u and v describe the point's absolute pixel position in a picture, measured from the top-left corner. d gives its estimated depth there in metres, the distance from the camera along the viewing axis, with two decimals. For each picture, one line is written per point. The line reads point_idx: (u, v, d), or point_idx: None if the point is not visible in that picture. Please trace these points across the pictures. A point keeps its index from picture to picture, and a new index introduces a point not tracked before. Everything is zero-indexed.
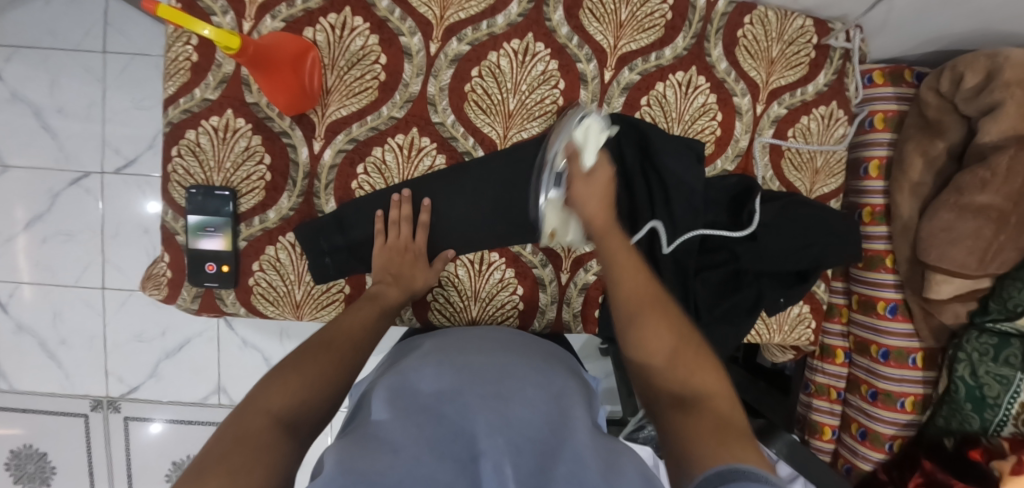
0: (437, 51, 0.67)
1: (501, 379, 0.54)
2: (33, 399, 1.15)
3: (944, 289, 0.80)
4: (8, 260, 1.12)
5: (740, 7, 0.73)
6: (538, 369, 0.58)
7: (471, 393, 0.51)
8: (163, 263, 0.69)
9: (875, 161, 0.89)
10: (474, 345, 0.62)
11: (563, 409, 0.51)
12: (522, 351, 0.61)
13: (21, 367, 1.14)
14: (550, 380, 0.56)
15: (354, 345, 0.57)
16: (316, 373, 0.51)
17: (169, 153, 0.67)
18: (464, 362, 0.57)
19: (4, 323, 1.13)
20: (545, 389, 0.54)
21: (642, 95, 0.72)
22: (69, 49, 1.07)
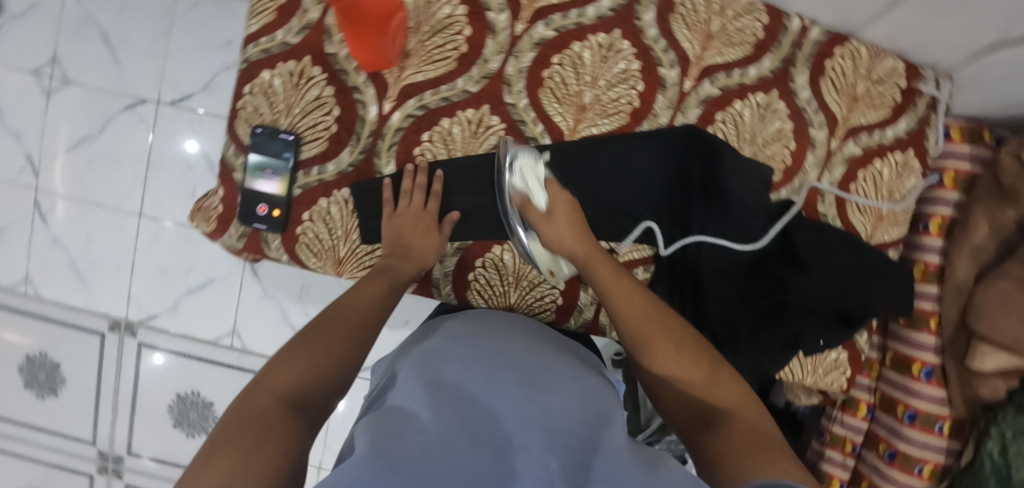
0: (522, 32, 0.67)
1: (524, 375, 0.53)
2: (56, 310, 1.17)
3: (988, 362, 0.78)
4: (54, 172, 1.14)
5: (833, 37, 0.72)
6: (565, 368, 0.58)
7: (502, 385, 0.51)
8: (216, 197, 0.69)
9: (937, 218, 0.86)
10: (499, 336, 0.62)
11: (594, 410, 0.51)
12: (551, 353, 0.61)
13: (50, 277, 1.16)
14: (577, 379, 0.56)
15: (366, 317, 0.56)
16: (325, 350, 0.51)
17: (241, 90, 0.67)
18: (488, 355, 0.56)
19: (41, 233, 1.16)
20: (573, 387, 0.54)
21: (718, 110, 0.70)
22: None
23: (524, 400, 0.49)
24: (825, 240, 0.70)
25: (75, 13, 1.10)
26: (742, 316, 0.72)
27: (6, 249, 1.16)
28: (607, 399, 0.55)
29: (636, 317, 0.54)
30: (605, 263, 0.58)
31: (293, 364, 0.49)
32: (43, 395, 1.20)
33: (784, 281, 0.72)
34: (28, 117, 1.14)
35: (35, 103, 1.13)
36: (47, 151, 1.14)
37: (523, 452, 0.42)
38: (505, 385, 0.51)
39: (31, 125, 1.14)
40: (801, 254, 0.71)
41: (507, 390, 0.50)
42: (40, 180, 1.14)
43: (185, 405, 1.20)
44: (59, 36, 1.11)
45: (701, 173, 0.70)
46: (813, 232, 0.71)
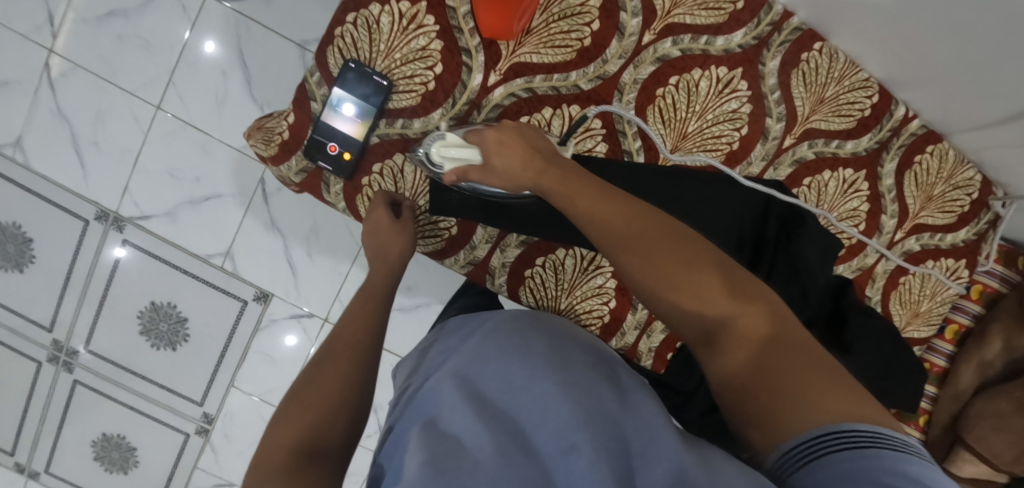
0: (648, 43, 0.64)
1: (553, 353, 0.48)
2: (42, 184, 1.07)
3: (965, 468, 0.83)
4: (73, 35, 1.03)
5: (928, 133, 0.73)
6: (596, 356, 0.52)
7: (535, 381, 0.44)
8: (285, 122, 0.64)
9: (954, 325, 0.89)
10: (525, 317, 0.56)
11: (641, 403, 0.46)
12: (583, 341, 0.54)
13: (44, 148, 1.07)
14: (612, 369, 0.51)
15: (363, 347, 0.55)
16: (330, 384, 0.50)
17: (343, 17, 0.62)
18: (510, 333, 0.51)
19: (44, 99, 1.05)
20: (607, 376, 0.49)
21: (808, 175, 0.70)
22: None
23: (558, 381, 0.44)
24: (868, 326, 0.72)
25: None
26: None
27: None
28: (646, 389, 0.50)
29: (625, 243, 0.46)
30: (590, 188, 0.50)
31: (304, 407, 0.48)
32: (6, 268, 1.11)
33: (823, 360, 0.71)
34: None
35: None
36: (70, 11, 1.03)
37: (573, 452, 0.38)
38: (534, 367, 0.45)
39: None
40: (847, 336, 0.70)
41: (540, 371, 0.45)
42: (57, 42, 1.04)
43: (157, 315, 1.13)
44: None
45: (775, 231, 0.69)
46: (861, 314, 0.72)
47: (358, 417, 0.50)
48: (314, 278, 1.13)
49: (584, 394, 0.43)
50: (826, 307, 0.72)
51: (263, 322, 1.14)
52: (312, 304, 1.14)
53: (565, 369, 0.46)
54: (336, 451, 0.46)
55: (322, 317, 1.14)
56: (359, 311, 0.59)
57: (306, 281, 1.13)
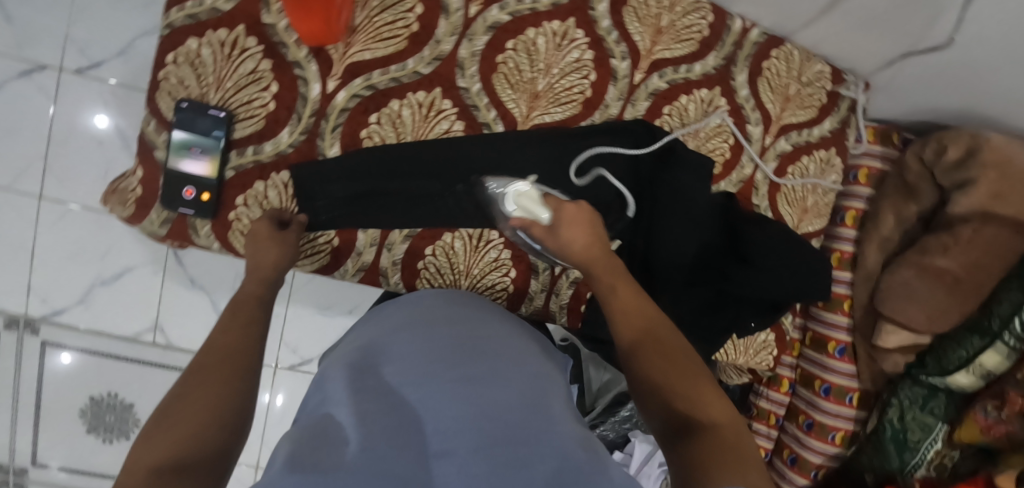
0: (477, 14, 0.65)
1: (465, 351, 0.50)
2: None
3: (890, 339, 0.89)
4: None
5: (771, 39, 0.76)
6: (511, 346, 0.54)
7: (440, 378, 0.46)
8: (134, 177, 0.61)
9: (852, 211, 0.94)
10: (446, 314, 0.57)
11: (535, 388, 0.48)
12: (492, 334, 0.56)
13: None
14: (525, 359, 0.53)
15: (243, 359, 0.47)
16: (208, 394, 0.41)
17: (163, 58, 0.59)
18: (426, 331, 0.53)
19: None
20: (511, 365, 0.51)
21: (666, 103, 0.72)
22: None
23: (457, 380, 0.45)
24: (762, 232, 0.75)
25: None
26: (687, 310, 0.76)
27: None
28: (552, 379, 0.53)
29: (628, 332, 0.50)
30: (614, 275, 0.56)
31: (181, 419, 0.38)
32: None
33: (726, 273, 0.75)
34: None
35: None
36: None
37: (452, 449, 0.39)
38: (439, 366, 0.47)
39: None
40: (743, 247, 0.75)
41: (445, 370, 0.46)
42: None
43: (100, 409, 1.09)
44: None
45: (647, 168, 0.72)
46: (751, 223, 0.75)
47: (239, 436, 0.41)
48: None
49: (482, 388, 0.45)
50: (717, 225, 0.75)
51: None
52: None
53: (469, 366, 0.48)
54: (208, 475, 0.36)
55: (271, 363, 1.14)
56: (231, 327, 0.51)
57: None
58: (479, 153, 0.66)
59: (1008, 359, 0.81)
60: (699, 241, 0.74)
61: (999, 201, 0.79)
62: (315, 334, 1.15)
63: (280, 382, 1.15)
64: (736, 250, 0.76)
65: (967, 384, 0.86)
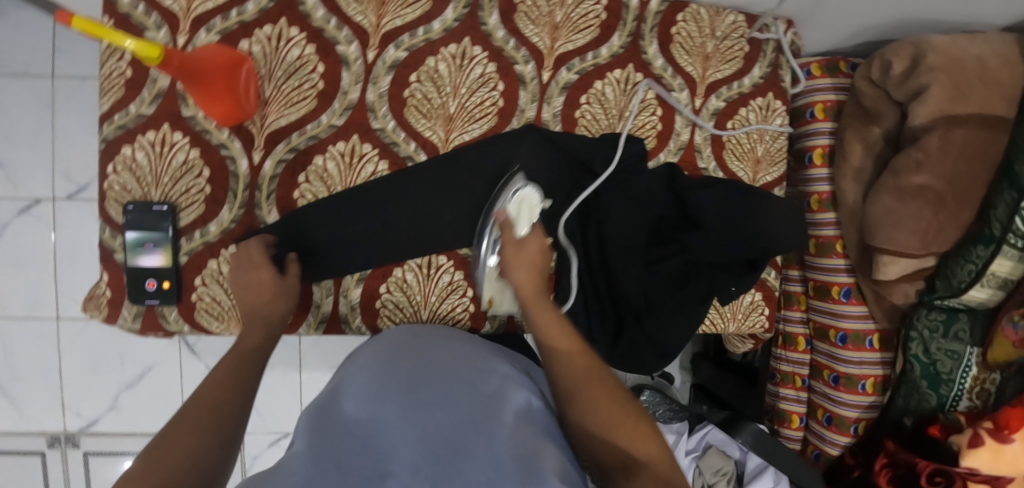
0: (374, 59, 0.68)
1: (422, 377, 0.51)
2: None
3: (891, 271, 0.83)
4: None
5: (673, 5, 0.75)
6: (470, 367, 0.55)
7: (388, 404, 0.47)
8: (102, 282, 0.65)
9: (817, 150, 0.91)
10: (410, 344, 0.58)
11: (484, 404, 0.49)
12: (452, 356, 0.57)
13: None
14: (484, 379, 0.53)
15: (234, 404, 0.46)
16: (180, 451, 0.40)
17: (105, 170, 0.64)
18: (386, 361, 0.54)
19: None
20: (465, 383, 0.51)
21: (581, 93, 0.73)
22: (13, 72, 0.95)
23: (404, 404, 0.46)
24: (709, 192, 0.73)
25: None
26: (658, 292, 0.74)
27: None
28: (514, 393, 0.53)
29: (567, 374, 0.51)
30: (549, 317, 0.57)
31: (157, 468, 0.38)
32: None
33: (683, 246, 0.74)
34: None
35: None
36: None
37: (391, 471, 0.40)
38: (393, 394, 0.48)
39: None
40: (692, 212, 0.73)
41: (397, 397, 0.47)
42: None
43: None
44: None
45: (576, 159, 0.72)
46: (697, 186, 0.73)
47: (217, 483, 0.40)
48: (271, 399, 1.15)
49: (428, 412, 0.46)
50: (666, 198, 0.75)
51: (247, 461, 1.17)
52: (282, 423, 1.17)
53: (418, 390, 0.49)
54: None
55: None
56: (227, 370, 0.50)
57: (266, 405, 1.15)
58: (407, 186, 0.69)
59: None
60: (650, 219, 0.74)
61: (959, 102, 0.75)
62: None
63: None
64: (689, 218, 0.74)
65: (986, 298, 0.80)
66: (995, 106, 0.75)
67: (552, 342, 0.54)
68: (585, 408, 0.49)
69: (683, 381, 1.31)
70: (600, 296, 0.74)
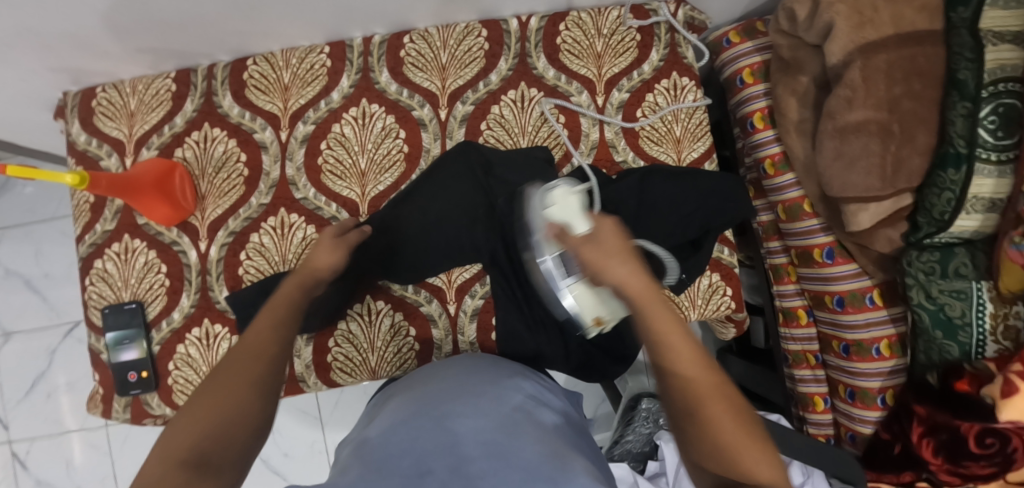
0: (287, 138, 0.75)
1: (454, 396, 0.53)
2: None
3: (863, 219, 0.76)
4: (18, 419, 1.19)
5: (554, 18, 0.78)
6: (498, 383, 0.57)
7: (420, 416, 0.49)
8: (95, 381, 0.75)
9: (756, 113, 0.88)
10: (442, 370, 0.61)
11: (512, 417, 0.50)
12: (481, 376, 0.59)
13: None
14: (512, 397, 0.55)
15: (279, 337, 0.53)
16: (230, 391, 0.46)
17: (84, 283, 0.75)
18: (415, 389, 0.57)
19: (26, 479, 1.19)
20: (495, 398, 0.53)
21: (480, 121, 0.76)
22: (44, 218, 1.19)
23: (435, 417, 0.49)
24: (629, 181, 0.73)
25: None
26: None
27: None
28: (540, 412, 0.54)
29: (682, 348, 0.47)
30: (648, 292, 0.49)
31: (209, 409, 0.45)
32: None
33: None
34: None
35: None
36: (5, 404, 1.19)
37: (427, 473, 0.41)
38: (430, 411, 0.50)
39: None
40: (608, 209, 0.73)
41: (432, 414, 0.49)
42: (10, 432, 1.19)
43: None
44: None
45: (486, 180, 0.74)
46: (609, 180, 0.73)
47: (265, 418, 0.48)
48: (301, 471, 1.22)
49: (457, 420, 0.48)
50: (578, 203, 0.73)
51: None
52: None
53: (451, 405, 0.51)
54: (227, 479, 0.42)
55: None
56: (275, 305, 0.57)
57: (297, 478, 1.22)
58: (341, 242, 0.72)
59: (1005, 178, 0.66)
60: None
61: (868, 28, 0.71)
62: None
63: None
64: (605, 214, 0.73)
65: (979, 226, 0.69)
66: (917, 20, 0.70)
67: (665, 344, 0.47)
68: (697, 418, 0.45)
69: None
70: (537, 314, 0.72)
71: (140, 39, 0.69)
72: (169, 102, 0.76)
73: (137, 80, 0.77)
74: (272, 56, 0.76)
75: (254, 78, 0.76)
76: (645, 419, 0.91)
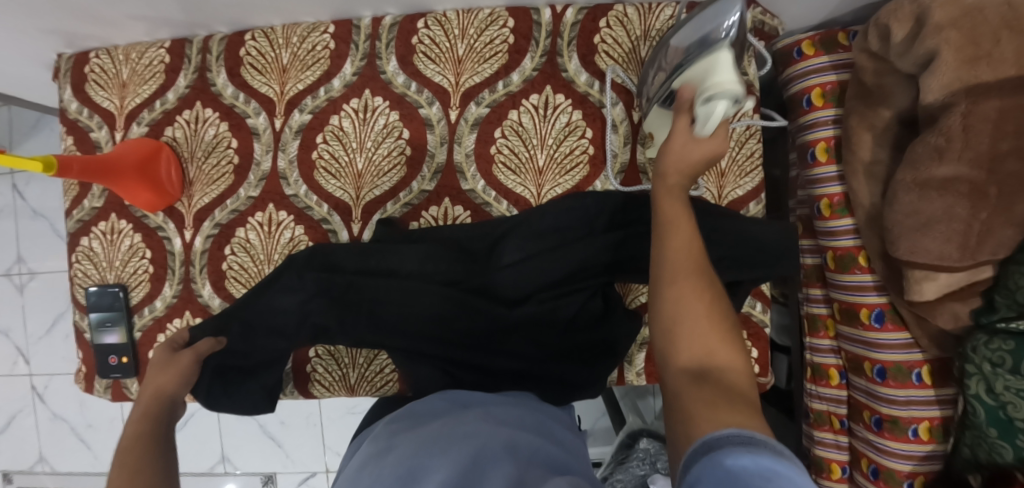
0: (282, 126, 0.69)
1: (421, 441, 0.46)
2: (69, 479, 1.26)
3: (928, 289, 0.65)
4: (39, 354, 1.24)
5: (593, 12, 0.67)
6: (477, 421, 0.50)
7: (383, 475, 0.42)
8: (78, 358, 0.73)
9: (821, 143, 0.75)
10: (419, 407, 0.55)
11: (483, 459, 0.43)
12: (462, 416, 0.51)
13: (59, 450, 1.25)
14: (483, 429, 0.48)
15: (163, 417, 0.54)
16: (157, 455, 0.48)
17: (70, 260, 0.72)
18: (386, 438, 0.49)
19: (43, 411, 1.25)
20: (471, 438, 0.46)
21: (494, 128, 0.67)
22: None
23: (400, 474, 0.42)
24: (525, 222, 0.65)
25: (22, 213, 1.22)
26: (524, 360, 0.63)
27: (18, 438, 1.27)
28: (511, 444, 0.47)
29: (676, 248, 0.43)
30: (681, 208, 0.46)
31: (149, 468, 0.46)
32: None
33: (503, 296, 0.64)
34: (7, 315, 1.24)
35: (10, 298, 1.24)
36: (27, 339, 1.24)
37: None
38: (392, 460, 0.44)
39: (11, 321, 1.24)
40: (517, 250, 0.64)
41: (394, 464, 0.44)
42: (31, 366, 1.24)
43: None
44: (17, 236, 1.22)
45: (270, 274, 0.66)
46: (515, 225, 0.65)
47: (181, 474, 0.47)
48: (296, 441, 1.24)
49: (424, 479, 0.41)
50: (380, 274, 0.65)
51: None
52: (308, 463, 1.24)
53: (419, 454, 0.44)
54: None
55: (321, 469, 1.24)
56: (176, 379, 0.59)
57: (292, 447, 1.24)
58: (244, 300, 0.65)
59: None
60: (438, 280, 0.64)
61: (982, 63, 0.57)
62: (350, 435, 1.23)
63: None
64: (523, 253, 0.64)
65: None
66: None
67: (672, 247, 0.43)
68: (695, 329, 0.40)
69: None
70: (490, 354, 0.63)
71: (126, 6, 0.62)
72: (163, 75, 0.70)
73: (131, 46, 0.71)
74: (272, 31, 0.69)
75: (251, 55, 0.69)
76: (638, 459, 0.87)
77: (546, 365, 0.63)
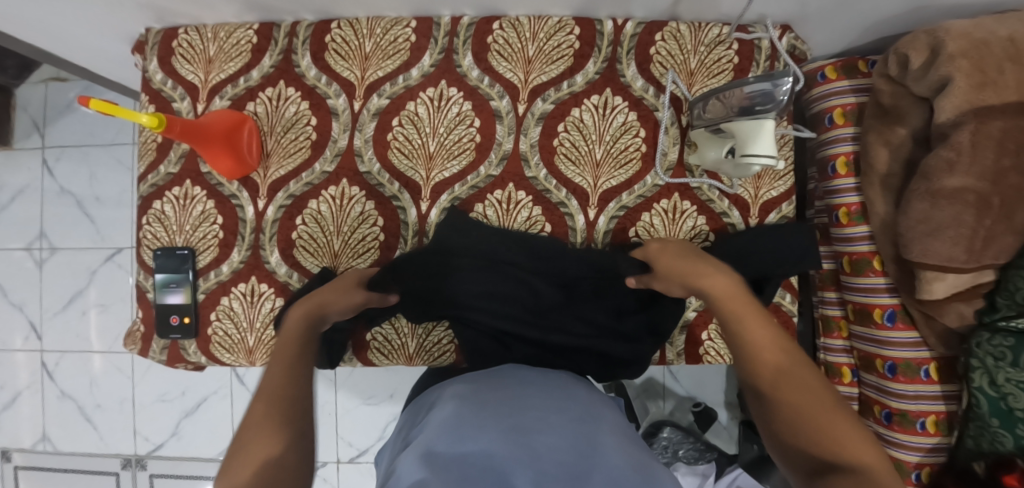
0: (360, 108, 0.74)
1: (511, 406, 0.51)
2: (70, 460, 1.23)
3: (937, 288, 0.73)
4: (52, 331, 1.23)
5: (651, 26, 0.75)
6: (553, 394, 0.55)
7: (489, 427, 0.47)
8: (137, 318, 0.75)
9: (840, 158, 0.84)
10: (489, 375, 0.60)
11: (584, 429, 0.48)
12: (535, 387, 0.56)
13: (62, 430, 1.23)
14: (564, 403, 0.53)
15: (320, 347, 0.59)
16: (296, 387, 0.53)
17: (140, 222, 0.75)
18: (470, 396, 0.53)
19: (51, 389, 1.23)
20: (560, 410, 0.52)
21: (558, 122, 0.74)
22: (102, 143, 1.21)
23: (506, 428, 0.47)
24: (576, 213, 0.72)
25: (50, 190, 1.22)
26: (575, 336, 0.68)
27: (19, 415, 1.24)
28: (599, 417, 0.53)
29: (773, 374, 0.53)
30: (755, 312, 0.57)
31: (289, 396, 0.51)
32: None
33: (556, 278, 0.70)
34: (23, 290, 1.23)
35: (28, 273, 1.23)
36: (43, 315, 1.23)
37: None
38: (489, 420, 0.48)
39: (27, 296, 1.23)
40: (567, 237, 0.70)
41: (491, 423, 0.47)
42: (43, 343, 1.23)
43: None
44: (43, 211, 1.22)
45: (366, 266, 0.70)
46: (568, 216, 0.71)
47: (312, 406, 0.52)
48: None
49: (534, 435, 0.46)
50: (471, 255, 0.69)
51: None
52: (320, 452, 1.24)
53: (518, 416, 0.49)
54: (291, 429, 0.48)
55: (333, 460, 1.24)
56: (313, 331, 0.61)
57: None
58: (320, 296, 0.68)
59: None
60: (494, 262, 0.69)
61: (989, 89, 0.66)
62: (364, 425, 1.24)
63: (345, 478, 1.25)
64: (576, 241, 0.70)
65: None
66: None
67: (764, 358, 0.54)
68: (820, 425, 0.49)
69: (729, 418, 1.15)
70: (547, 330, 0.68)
71: None
72: (248, 54, 0.75)
73: (218, 26, 0.76)
74: (357, 22, 0.74)
75: (335, 42, 0.74)
76: (664, 447, 0.93)
77: (597, 341, 0.68)
